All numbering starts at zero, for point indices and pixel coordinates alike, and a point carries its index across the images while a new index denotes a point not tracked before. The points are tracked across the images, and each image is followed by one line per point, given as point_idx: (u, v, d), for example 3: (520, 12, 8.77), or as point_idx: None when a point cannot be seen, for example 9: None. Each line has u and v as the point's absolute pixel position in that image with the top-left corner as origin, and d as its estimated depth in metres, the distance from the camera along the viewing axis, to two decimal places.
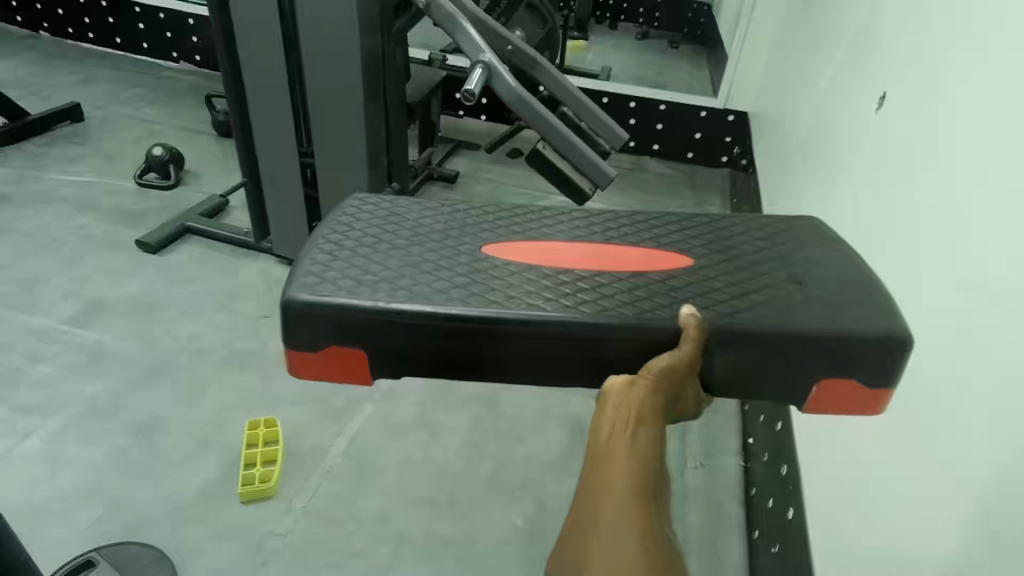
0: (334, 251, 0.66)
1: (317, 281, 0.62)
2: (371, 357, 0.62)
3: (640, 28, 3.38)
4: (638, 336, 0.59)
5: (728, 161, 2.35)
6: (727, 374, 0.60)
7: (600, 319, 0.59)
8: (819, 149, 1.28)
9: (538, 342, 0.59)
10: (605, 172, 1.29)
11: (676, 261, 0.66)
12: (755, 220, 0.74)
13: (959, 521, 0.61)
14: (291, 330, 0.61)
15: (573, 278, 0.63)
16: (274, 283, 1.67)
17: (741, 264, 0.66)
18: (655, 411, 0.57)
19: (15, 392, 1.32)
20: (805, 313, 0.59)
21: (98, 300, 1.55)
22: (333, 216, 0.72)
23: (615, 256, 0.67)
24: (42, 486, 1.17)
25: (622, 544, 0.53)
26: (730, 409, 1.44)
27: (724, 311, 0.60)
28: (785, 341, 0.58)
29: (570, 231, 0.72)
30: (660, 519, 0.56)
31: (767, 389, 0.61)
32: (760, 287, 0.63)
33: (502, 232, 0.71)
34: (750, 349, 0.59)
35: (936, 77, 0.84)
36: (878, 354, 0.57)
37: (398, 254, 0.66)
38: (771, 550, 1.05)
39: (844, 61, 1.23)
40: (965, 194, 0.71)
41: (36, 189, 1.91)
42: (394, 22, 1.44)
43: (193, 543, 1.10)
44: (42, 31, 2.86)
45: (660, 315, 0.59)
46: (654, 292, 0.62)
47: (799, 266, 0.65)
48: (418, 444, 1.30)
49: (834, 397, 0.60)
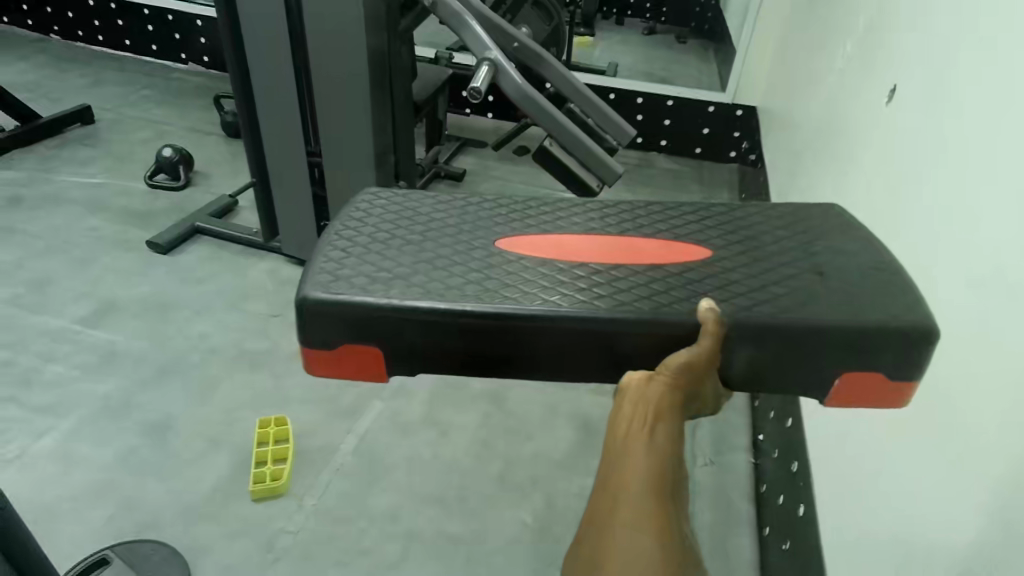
0: (348, 247, 0.66)
1: (330, 279, 0.62)
2: (386, 354, 0.62)
3: (647, 23, 3.39)
4: (656, 332, 0.58)
5: (737, 156, 2.34)
6: (746, 369, 0.59)
7: (616, 315, 0.58)
8: (829, 142, 1.27)
9: (554, 338, 0.59)
10: (614, 169, 1.30)
11: (693, 252, 0.66)
12: (773, 208, 0.73)
13: (979, 511, 0.59)
14: (306, 328, 0.61)
15: (588, 272, 0.63)
16: (283, 282, 1.68)
17: (760, 254, 0.65)
18: (673, 408, 0.55)
19: (28, 392, 1.34)
20: (824, 304, 0.58)
21: (110, 301, 1.57)
22: (345, 212, 0.72)
23: (631, 249, 0.66)
24: (54, 485, 1.18)
25: (639, 544, 0.53)
26: (740, 405, 1.43)
27: (742, 304, 0.58)
28: (805, 335, 0.57)
29: (584, 223, 0.71)
30: (678, 516, 0.56)
31: (786, 383, 0.59)
32: (780, 279, 0.62)
33: (516, 225, 0.71)
34: (769, 343, 0.57)
35: (944, 72, 0.83)
36: (901, 346, 0.56)
37: (411, 249, 0.66)
38: (782, 547, 1.05)
39: (853, 55, 1.22)
40: (976, 194, 0.70)
41: (47, 191, 1.93)
42: (399, 20, 1.46)
43: (206, 540, 1.11)
44: (52, 35, 2.89)
45: (677, 309, 0.58)
46: (672, 285, 0.61)
47: (821, 257, 0.64)
48: (428, 442, 1.30)
49: (855, 390, 0.59)
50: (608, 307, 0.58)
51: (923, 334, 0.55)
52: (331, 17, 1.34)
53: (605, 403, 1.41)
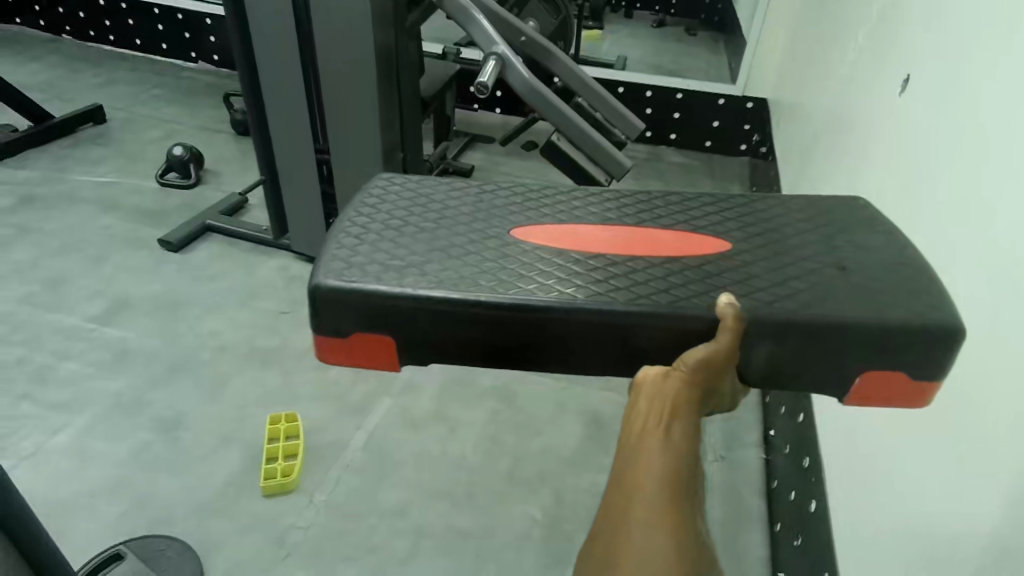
0: (361, 234, 0.66)
1: (344, 266, 0.62)
2: (399, 343, 0.62)
3: (656, 15, 3.36)
4: (673, 326, 0.57)
5: (747, 149, 2.32)
6: (765, 365, 0.58)
7: (633, 307, 0.57)
8: (841, 134, 1.25)
9: (570, 330, 0.59)
10: (622, 162, 1.29)
11: (713, 245, 0.65)
12: (793, 199, 0.72)
13: (997, 507, 0.58)
14: (319, 316, 0.61)
15: (605, 263, 0.62)
16: (293, 279, 1.69)
17: (781, 248, 0.64)
18: (690, 404, 0.55)
19: (43, 389, 1.36)
20: (847, 301, 0.57)
21: (123, 299, 1.58)
22: (359, 197, 0.72)
23: (648, 241, 0.66)
24: (69, 480, 1.19)
25: (652, 543, 0.51)
26: (752, 401, 1.42)
27: (762, 300, 0.58)
28: (827, 332, 0.56)
29: (600, 213, 0.70)
30: (694, 515, 0.54)
31: (805, 380, 0.59)
32: (802, 273, 0.61)
33: (531, 214, 0.70)
34: (790, 340, 0.57)
35: (960, 67, 0.81)
36: (926, 344, 0.55)
37: (425, 237, 0.66)
38: (794, 543, 1.04)
39: (866, 45, 1.19)
40: (994, 187, 0.69)
41: (60, 190, 1.95)
42: (407, 16, 1.44)
43: (218, 536, 1.12)
44: (64, 35, 2.91)
45: (696, 304, 0.58)
46: (690, 279, 0.60)
47: (843, 252, 0.63)
48: (438, 439, 1.30)
49: (877, 387, 0.58)
50: (624, 299, 0.58)
51: (948, 333, 0.54)
52: (339, 11, 1.34)
53: (614, 399, 1.41)
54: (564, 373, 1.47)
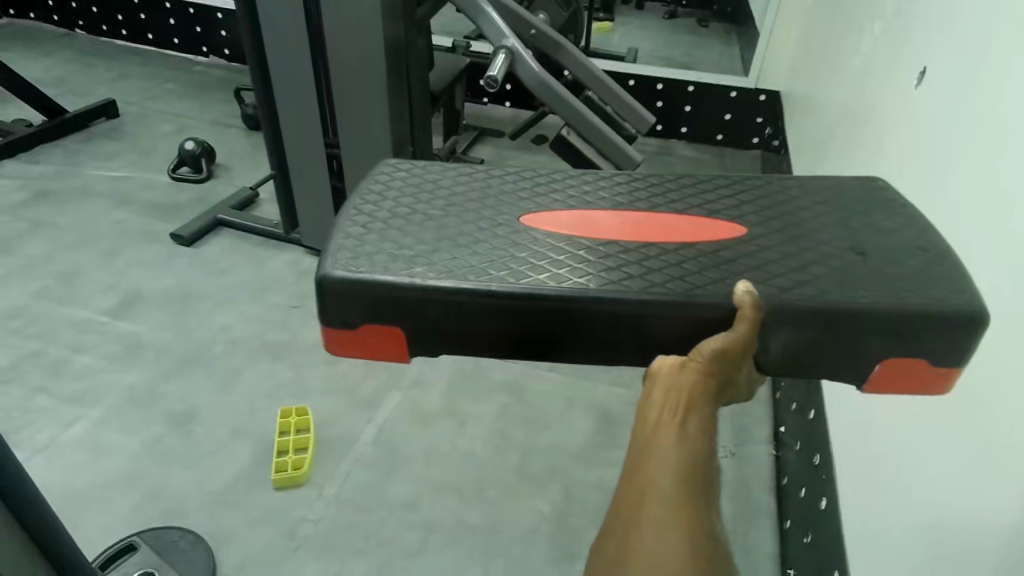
0: (368, 223, 0.66)
1: (351, 256, 0.61)
2: (408, 334, 0.62)
3: (668, 7, 3.33)
4: (689, 315, 0.57)
5: (759, 142, 2.30)
6: (783, 353, 0.58)
7: (647, 297, 0.57)
8: (855, 129, 1.24)
9: (583, 318, 0.58)
10: (631, 156, 1.27)
11: (727, 230, 0.64)
12: (810, 181, 0.71)
13: (1010, 506, 0.58)
14: (325, 306, 0.61)
15: (617, 250, 0.62)
16: (303, 273, 1.70)
17: (798, 232, 0.64)
18: (706, 396, 0.54)
19: (57, 382, 1.37)
20: (866, 286, 0.56)
21: (135, 292, 1.60)
22: (365, 184, 0.72)
23: (662, 227, 0.65)
24: (83, 472, 1.21)
25: (665, 543, 0.51)
26: (763, 396, 1.41)
27: (780, 286, 0.57)
28: (844, 319, 0.55)
29: (611, 198, 0.70)
30: (709, 513, 0.53)
31: (822, 369, 0.58)
32: (820, 258, 0.60)
33: (542, 200, 0.70)
34: (809, 327, 0.56)
35: (979, 64, 0.79)
36: (943, 330, 0.54)
37: (433, 225, 0.65)
38: (805, 539, 1.03)
39: (881, 37, 1.17)
40: (1011, 177, 0.67)
41: (73, 184, 1.97)
42: (416, 9, 1.43)
43: (229, 528, 1.13)
44: (78, 30, 2.93)
45: (712, 292, 0.57)
46: (706, 265, 0.60)
47: (862, 236, 0.62)
48: (447, 433, 1.30)
49: (895, 374, 0.57)
50: (638, 288, 0.57)
51: (969, 317, 0.54)
52: (349, 4, 1.33)
53: (623, 393, 1.41)
54: (573, 367, 1.46)
